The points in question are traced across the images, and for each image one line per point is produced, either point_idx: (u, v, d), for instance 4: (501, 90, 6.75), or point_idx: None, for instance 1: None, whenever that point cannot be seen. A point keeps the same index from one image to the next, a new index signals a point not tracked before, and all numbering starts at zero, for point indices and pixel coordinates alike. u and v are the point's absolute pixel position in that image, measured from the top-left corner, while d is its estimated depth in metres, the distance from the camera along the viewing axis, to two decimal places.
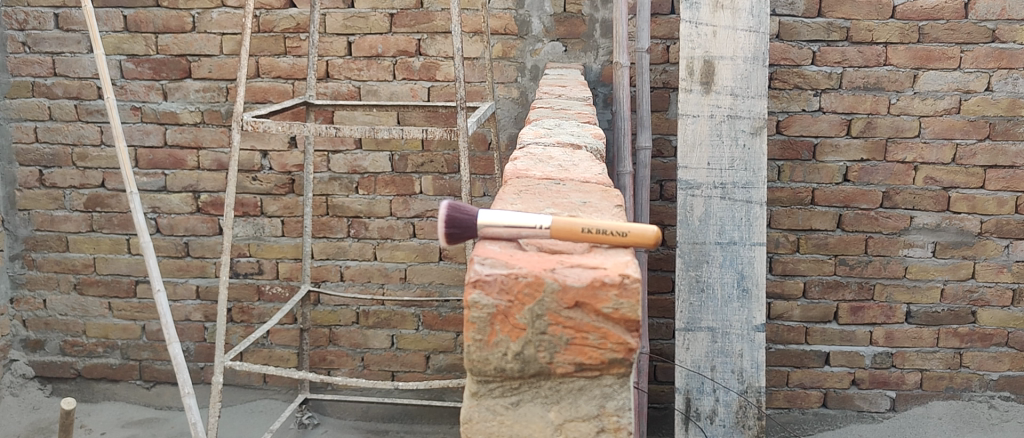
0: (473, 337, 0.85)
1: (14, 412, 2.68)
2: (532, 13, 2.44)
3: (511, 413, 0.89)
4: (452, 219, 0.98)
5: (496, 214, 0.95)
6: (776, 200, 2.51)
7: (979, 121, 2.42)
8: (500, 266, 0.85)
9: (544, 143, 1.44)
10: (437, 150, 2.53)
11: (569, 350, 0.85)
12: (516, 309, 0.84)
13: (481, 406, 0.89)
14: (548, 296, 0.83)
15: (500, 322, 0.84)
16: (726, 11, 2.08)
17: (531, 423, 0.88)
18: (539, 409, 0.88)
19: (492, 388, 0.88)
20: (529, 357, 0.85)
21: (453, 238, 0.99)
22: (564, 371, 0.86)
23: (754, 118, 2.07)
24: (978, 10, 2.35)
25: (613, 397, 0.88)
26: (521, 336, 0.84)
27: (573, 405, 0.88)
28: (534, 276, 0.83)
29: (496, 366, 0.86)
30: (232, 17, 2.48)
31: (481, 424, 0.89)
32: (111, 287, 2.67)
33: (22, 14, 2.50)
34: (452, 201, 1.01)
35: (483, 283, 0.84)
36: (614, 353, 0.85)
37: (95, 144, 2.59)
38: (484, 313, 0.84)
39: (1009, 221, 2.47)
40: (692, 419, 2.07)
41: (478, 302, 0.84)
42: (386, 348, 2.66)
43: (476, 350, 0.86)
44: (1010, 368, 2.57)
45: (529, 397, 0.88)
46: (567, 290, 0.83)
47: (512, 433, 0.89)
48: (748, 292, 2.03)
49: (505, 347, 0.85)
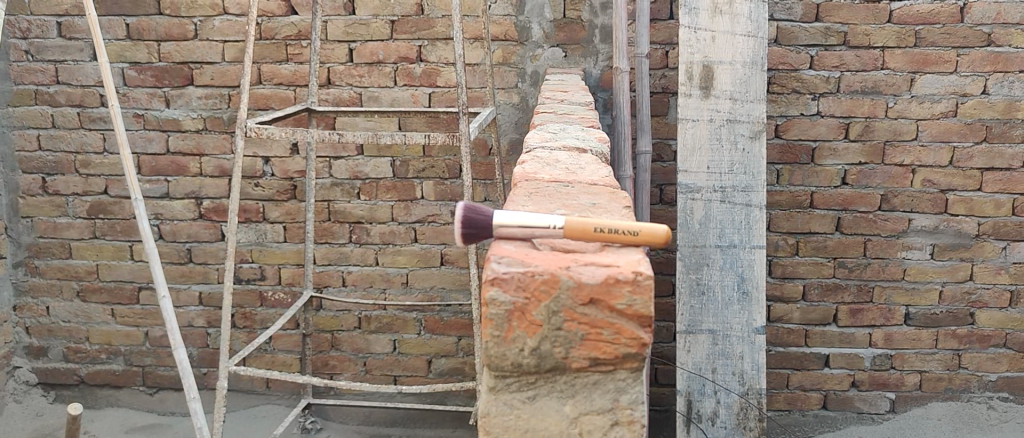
0: (491, 333, 0.86)
1: (17, 418, 2.69)
2: (532, 19, 2.46)
3: (527, 407, 0.90)
4: (468, 219, 0.99)
5: (510, 214, 0.96)
6: (776, 203, 2.53)
7: (976, 123, 2.44)
8: (516, 264, 0.86)
9: (549, 147, 1.46)
10: (438, 155, 2.55)
11: (584, 346, 0.86)
12: (533, 306, 0.85)
13: (499, 400, 0.90)
14: (564, 293, 0.85)
15: (518, 318, 0.86)
16: (725, 16, 2.10)
17: (547, 417, 0.89)
18: (555, 403, 0.90)
19: (509, 383, 0.90)
20: (545, 352, 0.87)
21: (469, 238, 1.00)
22: (578, 366, 0.88)
23: (753, 122, 2.08)
24: (975, 14, 2.37)
25: (627, 391, 0.89)
26: (538, 332, 0.86)
27: (588, 399, 0.89)
28: (550, 273, 0.85)
29: (513, 362, 0.87)
30: (234, 25, 2.50)
31: (499, 418, 0.90)
32: (114, 293, 2.69)
33: (25, 23, 2.52)
34: (469, 202, 1.02)
35: (501, 280, 0.85)
36: (627, 348, 0.86)
37: (98, 152, 2.60)
38: (502, 310, 0.85)
39: (1006, 223, 2.49)
40: (693, 421, 2.08)
41: (496, 299, 0.85)
42: (387, 353, 2.68)
43: (494, 346, 0.87)
44: (1009, 369, 2.58)
45: (545, 391, 0.90)
46: (582, 287, 0.84)
47: (529, 427, 0.90)
48: (748, 294, 2.05)
49: (523, 343, 0.86)
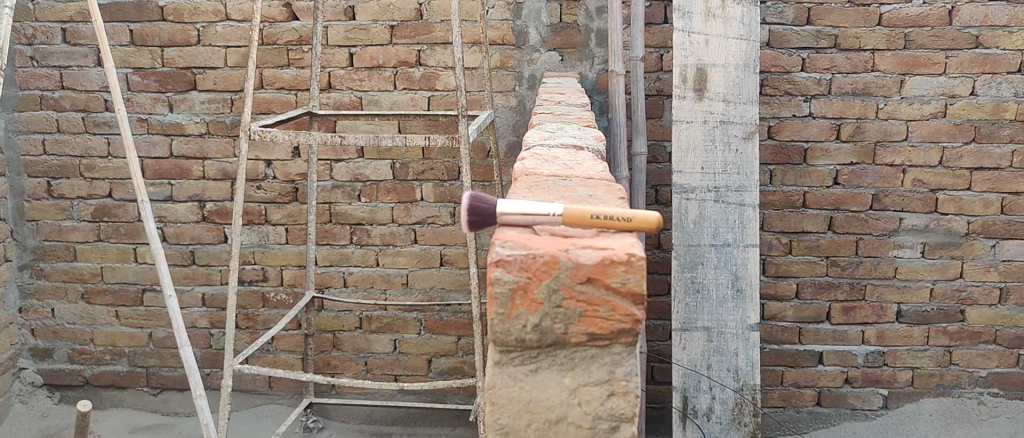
0: (496, 310, 0.91)
1: (24, 419, 2.74)
2: (529, 24, 2.51)
3: (530, 379, 0.94)
4: (474, 208, 1.03)
5: (512, 201, 1.00)
6: (768, 204, 2.58)
7: (965, 124, 2.49)
8: (519, 247, 0.91)
9: (549, 145, 1.50)
10: (437, 158, 2.60)
11: (581, 322, 0.91)
12: (535, 284, 0.90)
13: (503, 373, 0.94)
14: (563, 273, 0.89)
15: (521, 296, 0.90)
16: (718, 20, 2.15)
17: (549, 388, 0.93)
18: (555, 375, 0.94)
19: (513, 357, 0.94)
20: (546, 328, 0.91)
21: (475, 225, 1.04)
22: (577, 341, 0.92)
23: (746, 124, 2.13)
24: (963, 17, 2.43)
25: (622, 363, 0.93)
26: (539, 310, 0.90)
27: (586, 371, 0.93)
28: (550, 255, 0.89)
29: (517, 337, 0.92)
30: (237, 30, 2.55)
31: (502, 389, 0.94)
32: (119, 296, 2.72)
33: (30, 29, 2.56)
34: (473, 192, 1.05)
35: (504, 262, 0.90)
36: (622, 324, 0.91)
37: (102, 156, 2.64)
38: (506, 288, 0.90)
39: (995, 221, 2.54)
40: (689, 417, 2.13)
41: (500, 279, 0.89)
42: (388, 352, 2.72)
43: (498, 322, 0.91)
44: (999, 365, 2.63)
45: (546, 364, 0.94)
46: (580, 267, 0.89)
47: (532, 398, 0.93)
48: (742, 292, 2.09)
49: (525, 320, 0.91)
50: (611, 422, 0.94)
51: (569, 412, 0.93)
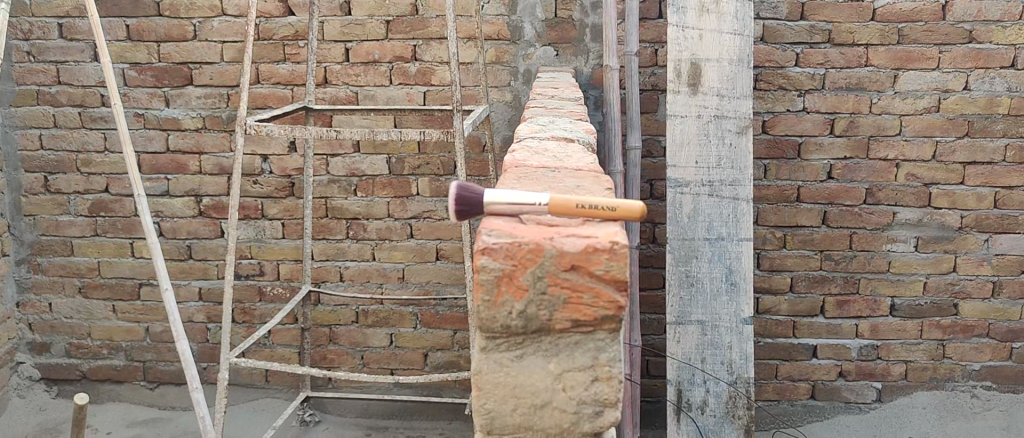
0: (481, 297, 0.92)
1: (22, 413, 2.75)
2: (523, 19, 2.52)
3: (515, 365, 0.96)
4: (461, 197, 1.04)
5: (501, 192, 1.01)
6: (762, 198, 2.59)
7: (957, 119, 2.50)
8: (504, 236, 0.92)
9: (539, 137, 1.51)
10: (433, 152, 2.60)
11: (566, 308, 0.92)
12: (520, 272, 0.91)
13: (489, 359, 0.96)
14: (548, 261, 0.90)
15: (506, 283, 0.91)
16: (712, 15, 2.16)
17: (534, 374, 0.95)
18: (540, 361, 0.96)
19: (498, 343, 0.95)
20: (531, 315, 0.92)
21: (462, 215, 1.05)
22: (561, 327, 0.93)
23: (740, 118, 2.14)
24: (956, 12, 2.43)
25: (606, 349, 0.95)
26: (524, 297, 0.91)
27: (570, 357, 0.95)
28: (535, 243, 0.90)
29: (502, 324, 0.93)
30: (233, 26, 2.55)
31: (488, 375, 0.96)
32: (116, 290, 2.74)
33: (27, 24, 2.57)
34: (461, 182, 1.06)
35: (489, 250, 0.90)
36: (605, 311, 0.92)
37: (99, 151, 2.65)
38: (491, 276, 0.91)
39: (987, 216, 2.55)
40: (683, 410, 2.14)
41: (486, 267, 0.91)
42: (384, 346, 2.73)
43: (484, 309, 0.93)
44: (992, 358, 2.65)
45: (531, 350, 0.96)
46: (564, 255, 0.90)
47: (517, 384, 0.95)
48: (736, 286, 2.11)
49: (510, 307, 0.92)
50: (594, 407, 0.96)
51: (553, 397, 0.95)
